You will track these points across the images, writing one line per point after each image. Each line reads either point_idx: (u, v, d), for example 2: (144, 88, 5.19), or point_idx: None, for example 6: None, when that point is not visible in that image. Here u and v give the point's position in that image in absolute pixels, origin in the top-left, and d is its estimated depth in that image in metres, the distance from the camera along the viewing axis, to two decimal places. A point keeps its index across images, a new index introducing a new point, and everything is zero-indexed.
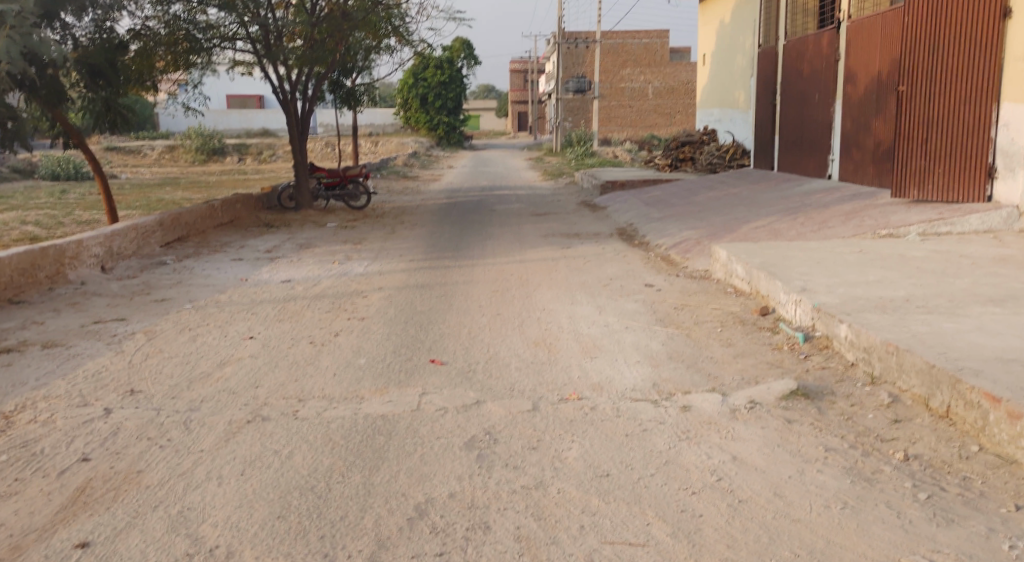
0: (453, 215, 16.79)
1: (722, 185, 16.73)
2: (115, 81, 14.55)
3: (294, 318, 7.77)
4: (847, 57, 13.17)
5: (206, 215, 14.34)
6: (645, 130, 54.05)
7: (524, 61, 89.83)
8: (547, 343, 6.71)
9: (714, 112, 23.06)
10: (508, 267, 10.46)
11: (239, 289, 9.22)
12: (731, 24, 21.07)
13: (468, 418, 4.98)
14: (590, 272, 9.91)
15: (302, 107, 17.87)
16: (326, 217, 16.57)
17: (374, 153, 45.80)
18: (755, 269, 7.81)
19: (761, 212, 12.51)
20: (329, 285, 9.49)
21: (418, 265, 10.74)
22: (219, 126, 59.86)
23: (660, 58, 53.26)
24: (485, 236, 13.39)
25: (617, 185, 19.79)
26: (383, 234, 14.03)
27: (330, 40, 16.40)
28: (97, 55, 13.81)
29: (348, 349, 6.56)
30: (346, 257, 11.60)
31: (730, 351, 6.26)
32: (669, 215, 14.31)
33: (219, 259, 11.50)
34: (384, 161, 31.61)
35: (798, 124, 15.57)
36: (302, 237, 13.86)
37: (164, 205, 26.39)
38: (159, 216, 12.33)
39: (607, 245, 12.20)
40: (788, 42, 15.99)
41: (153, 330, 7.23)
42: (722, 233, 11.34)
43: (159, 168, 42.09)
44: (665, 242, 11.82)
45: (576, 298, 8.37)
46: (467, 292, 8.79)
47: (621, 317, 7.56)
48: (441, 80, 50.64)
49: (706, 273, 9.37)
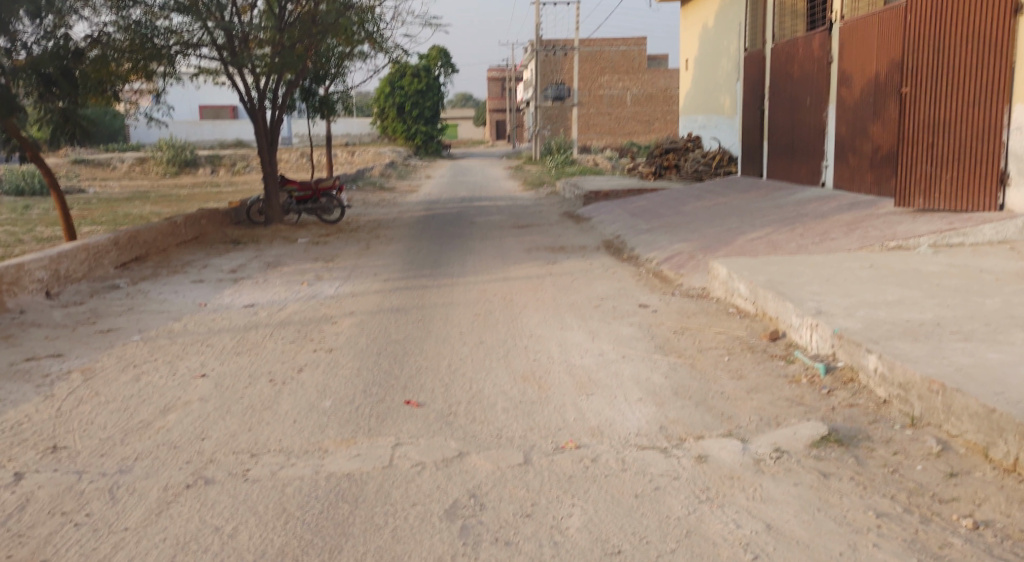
0: (431, 228, 16.09)
1: (710, 195, 16.12)
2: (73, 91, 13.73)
3: (254, 349, 7.02)
4: (840, 59, 12.60)
5: (168, 232, 13.53)
6: (623, 138, 53.63)
7: (502, 70, 89.33)
8: (536, 377, 6.01)
9: (697, 118, 22.50)
10: (490, 287, 9.74)
11: (196, 317, 8.46)
12: (714, 28, 20.53)
13: (448, 476, 4.26)
14: (579, 291, 9.23)
15: (272, 116, 17.07)
16: (298, 232, 15.81)
17: (351, 163, 44.99)
18: (762, 288, 7.14)
19: (755, 223, 11.89)
20: (296, 310, 8.74)
21: (393, 285, 10.00)
22: (192, 137, 58.78)
23: (637, 65, 52.92)
24: (465, 252, 12.70)
25: (601, 195, 19.16)
26: (357, 250, 13.31)
27: (299, 45, 15.64)
28: (52, 64, 12.94)
29: (312, 389, 5.82)
30: (316, 276, 10.85)
31: (741, 385, 5.57)
32: (657, 227, 13.67)
33: (179, 281, 10.73)
34: (360, 172, 30.85)
35: (788, 130, 14.99)
36: (270, 254, 13.10)
37: (131, 220, 25.48)
38: (114, 235, 11.52)
39: (595, 260, 11.54)
40: (776, 46, 15.42)
41: (92, 368, 6.48)
42: (716, 246, 10.69)
43: (128, 181, 41.08)
44: (656, 257, 11.17)
45: (566, 323, 7.66)
46: (446, 317, 8.06)
47: (616, 345, 6.86)
48: (418, 88, 50.13)
49: (703, 291, 8.72)
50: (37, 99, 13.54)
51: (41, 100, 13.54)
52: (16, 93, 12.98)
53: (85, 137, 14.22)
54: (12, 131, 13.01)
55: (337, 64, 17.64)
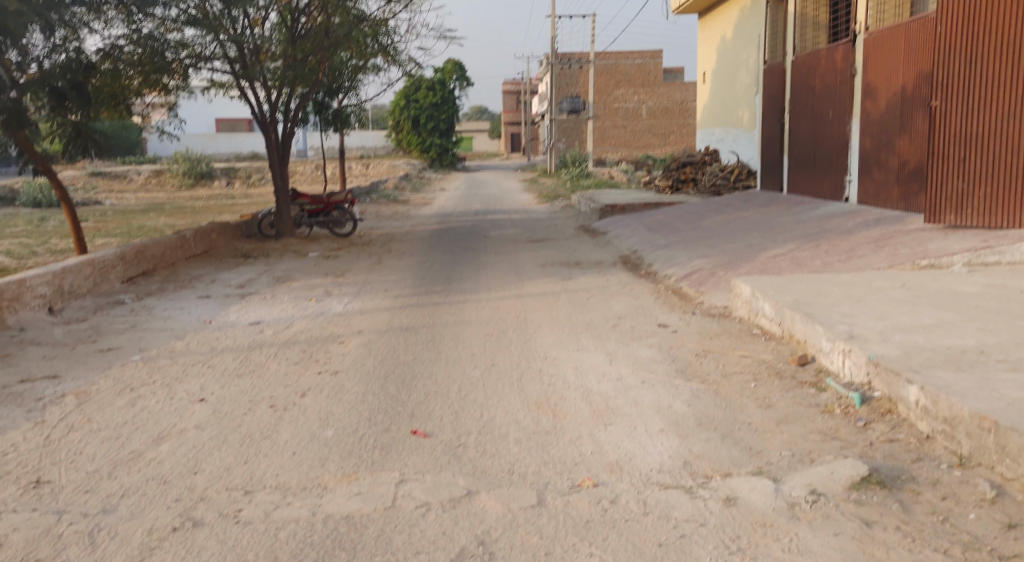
0: (444, 242, 15.80)
1: (728, 209, 15.76)
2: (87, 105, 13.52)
3: (256, 371, 6.72)
4: (865, 71, 12.24)
5: (177, 246, 13.30)
6: (639, 151, 53.32)
7: (517, 83, 89.35)
8: (551, 405, 5.67)
9: (715, 131, 22.16)
10: (503, 305, 9.41)
11: (200, 335, 8.17)
12: (732, 40, 20.22)
13: (455, 520, 3.95)
14: (595, 309, 8.89)
15: (284, 129, 16.82)
16: (309, 246, 15.56)
17: (365, 175, 44.83)
18: (788, 309, 6.77)
19: (777, 238, 11.53)
20: (303, 329, 8.44)
21: (403, 302, 9.69)
22: (208, 149, 58.88)
23: (653, 78, 52.62)
24: (479, 267, 12.40)
25: (617, 208, 18.83)
26: (368, 265, 13.04)
27: (311, 58, 15.37)
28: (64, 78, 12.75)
29: (314, 416, 5.50)
30: (325, 293, 10.56)
31: (770, 415, 5.22)
32: (675, 242, 13.31)
33: (185, 296, 10.47)
34: (374, 185, 30.62)
35: (810, 143, 14.62)
36: (279, 269, 12.85)
37: (145, 232, 25.31)
38: (120, 249, 11.28)
39: (611, 276, 11.20)
40: (797, 57, 15.07)
41: (87, 391, 6.19)
42: (738, 263, 10.33)
43: (144, 193, 41.04)
44: (675, 273, 10.82)
45: (582, 344, 7.33)
46: (457, 337, 7.73)
47: (634, 368, 6.51)
48: (433, 100, 49.84)
49: (725, 310, 8.36)
50: (48, 113, 13.31)
51: (52, 113, 13.32)
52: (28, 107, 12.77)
53: (97, 150, 13.99)
54: (23, 145, 12.79)
55: (351, 77, 17.39)
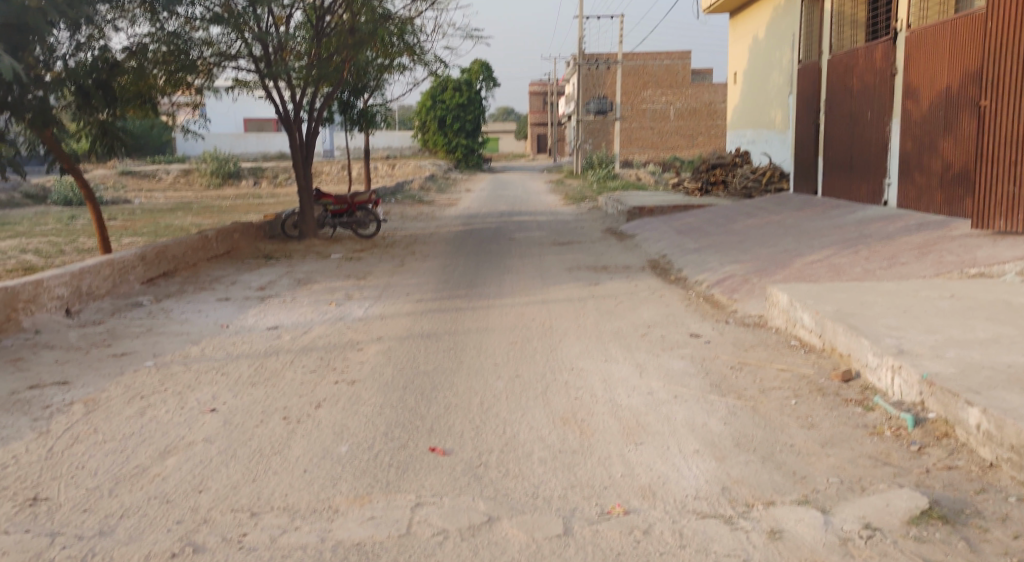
0: (469, 245, 15.54)
1: (760, 213, 15.36)
2: (112, 103, 13.41)
3: (272, 379, 6.46)
4: (907, 71, 11.82)
5: (199, 247, 13.13)
6: (666, 153, 52.83)
7: (544, 85, 89.14)
8: (578, 421, 5.36)
9: (747, 132, 21.73)
10: (528, 311, 9.11)
11: (217, 340, 7.94)
12: (765, 39, 19.79)
13: (476, 550, 3.66)
14: (624, 317, 8.56)
15: (308, 128, 16.62)
16: (331, 247, 15.36)
17: (391, 176, 44.71)
18: (830, 321, 6.42)
19: (812, 243, 11.13)
20: (322, 334, 8.19)
21: (425, 307, 9.43)
22: (236, 148, 59.15)
23: (681, 79, 52.09)
24: (503, 271, 12.10)
25: (645, 210, 18.46)
26: (391, 267, 12.81)
27: (336, 56, 15.15)
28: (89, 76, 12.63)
29: (328, 430, 5.23)
30: (345, 296, 10.31)
31: (814, 436, 4.88)
32: (706, 246, 12.93)
33: (204, 298, 10.27)
34: (399, 186, 30.42)
35: (846, 145, 14.18)
36: (301, 271, 12.64)
37: (170, 231, 25.28)
38: (140, 249, 11.11)
39: (640, 282, 10.87)
40: (834, 56, 14.64)
41: (96, 399, 5.95)
42: (772, 269, 9.95)
43: (172, 192, 41.19)
44: (706, 279, 10.46)
45: (611, 354, 7.01)
46: (480, 346, 7.44)
47: (666, 381, 6.18)
48: (461, 101, 49.94)
49: (760, 320, 8.01)
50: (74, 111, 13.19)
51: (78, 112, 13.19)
52: (54, 106, 12.64)
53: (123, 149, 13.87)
54: (49, 143, 12.67)
55: (376, 76, 17.17)
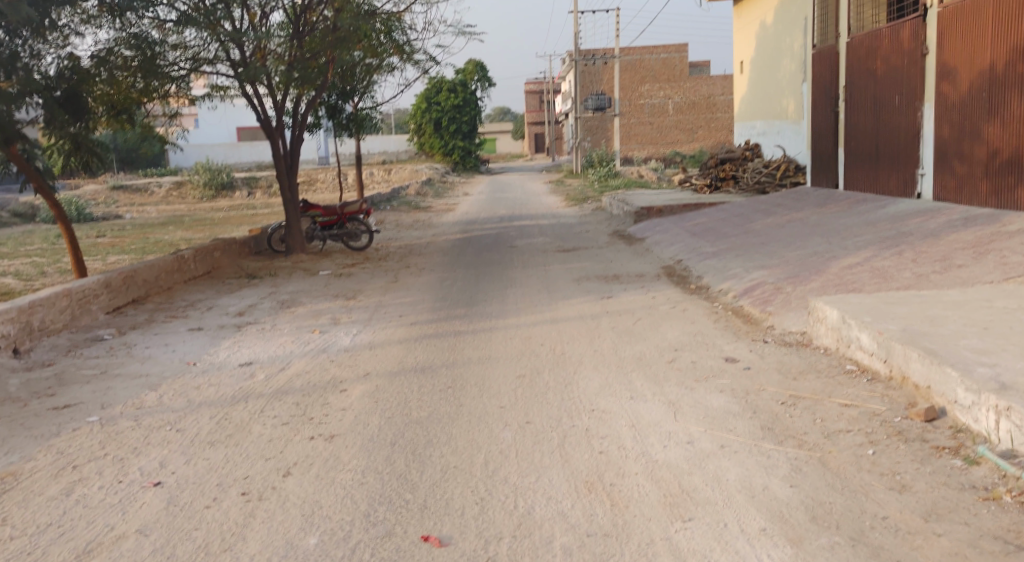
0: (468, 254, 14.54)
1: (779, 210, 14.32)
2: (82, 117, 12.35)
3: (235, 436, 5.41)
4: (942, 49, 10.89)
5: (174, 268, 12.07)
6: (665, 148, 51.80)
7: (539, 85, 88.09)
8: (606, 488, 4.32)
9: (755, 125, 20.79)
10: (535, 334, 8.06)
11: (179, 383, 6.88)
12: (774, 25, 18.86)
13: None
14: (645, 338, 7.52)
15: (292, 135, 15.52)
16: (320, 262, 14.34)
17: (387, 182, 43.69)
18: (898, 342, 5.37)
19: (846, 243, 10.09)
20: (302, 371, 7.13)
21: (419, 332, 8.37)
22: (230, 159, 58.04)
23: (678, 73, 51.25)
24: (506, 284, 11.07)
25: (653, 210, 17.42)
26: (383, 284, 11.78)
27: (316, 57, 14.03)
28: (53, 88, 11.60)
29: (296, 511, 4.20)
30: (331, 321, 9.27)
31: (910, 503, 3.85)
32: (725, 250, 11.88)
33: (174, 329, 9.22)
34: (394, 191, 29.33)
35: (872, 134, 13.20)
36: (286, 291, 11.61)
37: (159, 247, 24.21)
38: (104, 276, 10.04)
39: (658, 293, 9.84)
40: (854, 38, 13.70)
41: (17, 473, 4.91)
42: (806, 275, 8.94)
43: (165, 206, 40.11)
44: (731, 289, 9.41)
45: (636, 388, 5.96)
46: (483, 382, 6.39)
47: (707, 424, 5.13)
48: (455, 102, 48.62)
49: (803, 339, 6.96)
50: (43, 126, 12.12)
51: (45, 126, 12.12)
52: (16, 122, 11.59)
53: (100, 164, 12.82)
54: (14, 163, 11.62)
55: (363, 77, 16.04)
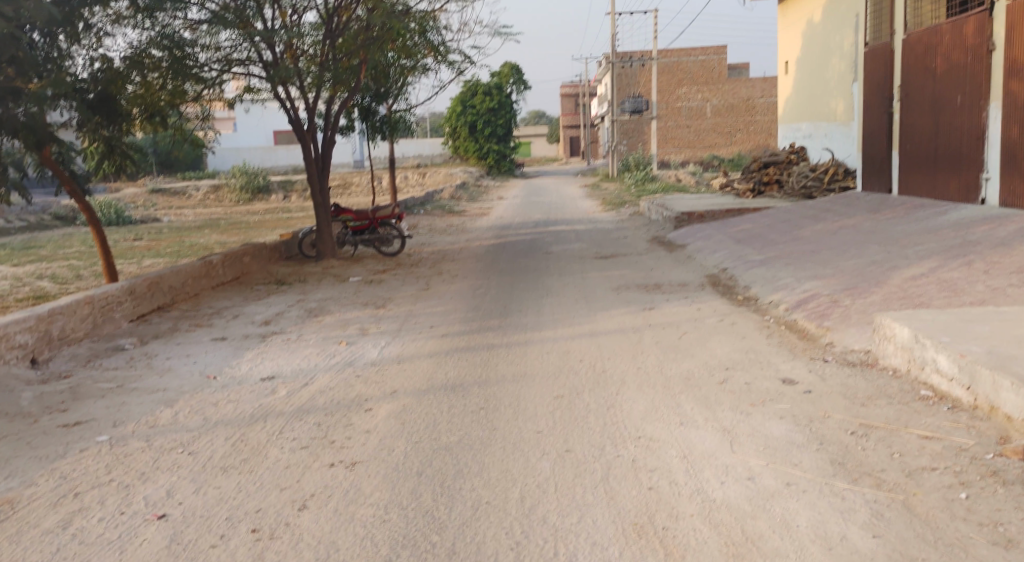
0: (503, 260, 14.10)
1: (828, 216, 13.67)
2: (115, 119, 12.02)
3: (250, 460, 4.98)
4: (1013, 46, 10.33)
5: (201, 274, 11.74)
6: (703, 151, 50.98)
7: (574, 88, 87.59)
8: (658, 533, 3.82)
9: (801, 127, 20.12)
10: (573, 349, 7.55)
11: (197, 399, 6.48)
12: (822, 24, 18.23)
13: None
14: (693, 355, 6.99)
15: (323, 138, 15.12)
16: (351, 268, 13.96)
17: (422, 185, 43.39)
18: (987, 368, 4.82)
19: (906, 252, 9.47)
20: (326, 386, 6.71)
21: (451, 345, 7.91)
22: (267, 162, 58.19)
23: (717, 75, 50.14)
24: (542, 293, 10.58)
25: (694, 215, 16.83)
26: (416, 291, 11.36)
27: (349, 58, 13.59)
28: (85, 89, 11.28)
29: (310, 556, 3.77)
30: (359, 331, 8.85)
31: None
32: (774, 258, 11.28)
33: (198, 338, 8.85)
34: (428, 195, 28.97)
35: (929, 136, 12.56)
36: (315, 298, 11.23)
37: (194, 250, 24.07)
38: (128, 282, 9.71)
39: (704, 304, 9.29)
40: (911, 36, 13.08)
41: (14, 501, 4.52)
42: (865, 286, 8.35)
43: (202, 210, 40.15)
44: (783, 300, 8.84)
45: (686, 413, 5.44)
46: (517, 403, 5.89)
47: (769, 457, 4.59)
48: (490, 106, 48.11)
49: (867, 357, 6.39)
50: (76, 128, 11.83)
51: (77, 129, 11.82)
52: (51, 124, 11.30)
53: (133, 167, 12.51)
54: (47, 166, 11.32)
55: (396, 78, 15.63)
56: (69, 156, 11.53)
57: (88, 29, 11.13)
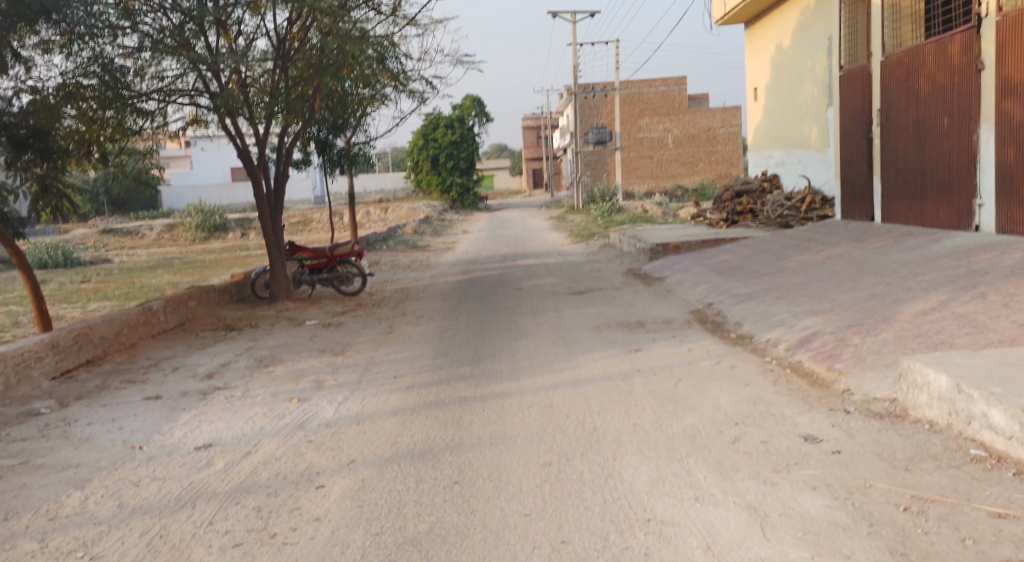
0: (471, 298, 13.20)
1: (812, 245, 13.01)
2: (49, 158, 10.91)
3: None
4: (1004, 64, 9.80)
5: (140, 321, 10.70)
6: (666, 182, 50.77)
7: (535, 120, 87.58)
8: None
9: (773, 154, 19.57)
10: (556, 402, 6.64)
11: (114, 478, 5.49)
12: (793, 48, 17.77)
13: None
14: (694, 407, 6.14)
15: (277, 172, 14.06)
16: (307, 310, 12.99)
17: (384, 221, 42.41)
18: None
19: (907, 283, 8.76)
20: (271, 456, 5.74)
21: (417, 400, 6.98)
22: (225, 199, 56.83)
23: (678, 106, 50.10)
24: (516, 335, 9.69)
25: (670, 246, 16.10)
26: (378, 335, 10.43)
27: (301, 85, 12.63)
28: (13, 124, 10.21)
29: None
30: (313, 385, 7.89)
31: None
32: (762, 291, 10.53)
33: (127, 397, 7.83)
34: (390, 231, 28.08)
35: (914, 160, 11.97)
36: (266, 345, 10.23)
37: (145, 292, 22.83)
38: (50, 335, 8.67)
39: (695, 345, 8.47)
40: (890, 56, 12.54)
41: None
42: (873, 322, 7.61)
43: (156, 249, 38.75)
44: (781, 339, 8.07)
45: (701, 485, 4.56)
46: (498, 475, 4.97)
47: (812, 547, 3.77)
48: (452, 139, 47.42)
49: (893, 406, 5.61)
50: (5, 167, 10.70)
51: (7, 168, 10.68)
52: None
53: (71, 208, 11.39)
54: None
55: (353, 107, 14.69)
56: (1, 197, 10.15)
57: (14, 58, 10.07)
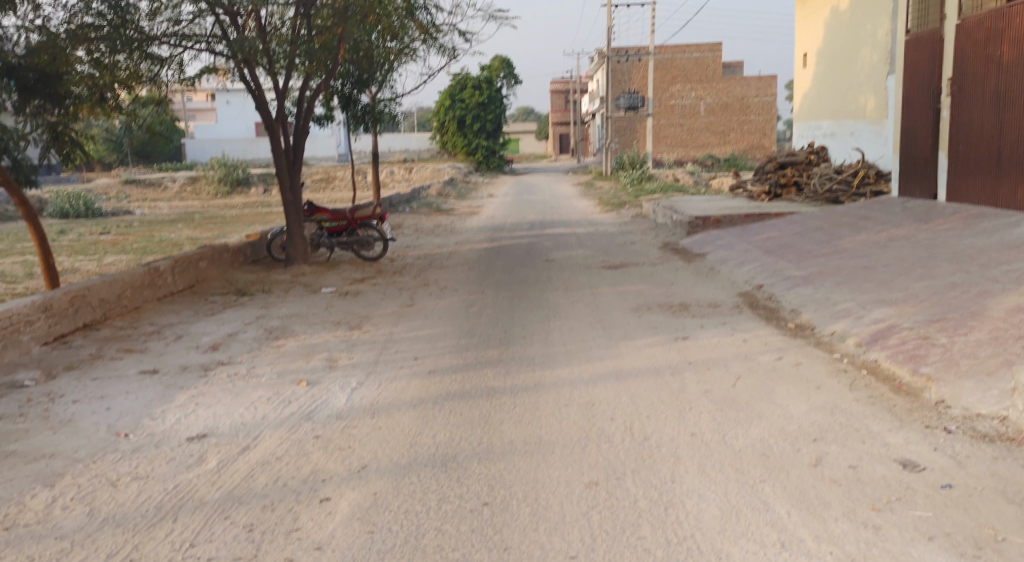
0: (499, 269, 12.34)
1: (869, 225, 12.01)
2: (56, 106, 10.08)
3: None
4: None
5: (145, 283, 9.94)
6: (696, 151, 49.44)
7: (564, 84, 85.88)
8: None
9: (823, 124, 18.43)
10: (599, 399, 5.81)
11: (89, 475, 4.73)
12: (852, 11, 16.57)
13: None
14: (761, 415, 5.28)
15: (297, 128, 13.13)
16: (324, 275, 12.20)
17: (408, 181, 41.52)
18: None
19: (991, 274, 7.82)
20: (271, 454, 4.96)
21: (440, 389, 6.17)
22: (249, 154, 55.99)
23: (712, 73, 48.56)
24: (549, 314, 8.84)
25: (710, 220, 15.12)
26: (398, 308, 9.62)
27: (324, 34, 11.67)
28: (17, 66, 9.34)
29: None
30: (325, 364, 7.10)
31: None
32: (819, 274, 9.60)
33: (121, 370, 7.07)
34: (414, 192, 27.18)
35: (991, 136, 10.92)
36: (277, 314, 9.45)
37: (162, 247, 22.12)
38: (43, 296, 7.92)
39: (750, 335, 7.59)
40: (968, 21, 11.42)
41: None
42: (959, 317, 6.69)
43: (177, 202, 38.11)
44: (849, 333, 7.17)
45: (785, 525, 3.75)
46: (536, 496, 4.16)
47: None
48: (479, 100, 46.11)
49: (1004, 425, 4.75)
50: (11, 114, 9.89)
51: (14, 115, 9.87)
52: None
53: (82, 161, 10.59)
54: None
55: (379, 61, 13.72)
56: (11, 143, 9.24)
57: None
